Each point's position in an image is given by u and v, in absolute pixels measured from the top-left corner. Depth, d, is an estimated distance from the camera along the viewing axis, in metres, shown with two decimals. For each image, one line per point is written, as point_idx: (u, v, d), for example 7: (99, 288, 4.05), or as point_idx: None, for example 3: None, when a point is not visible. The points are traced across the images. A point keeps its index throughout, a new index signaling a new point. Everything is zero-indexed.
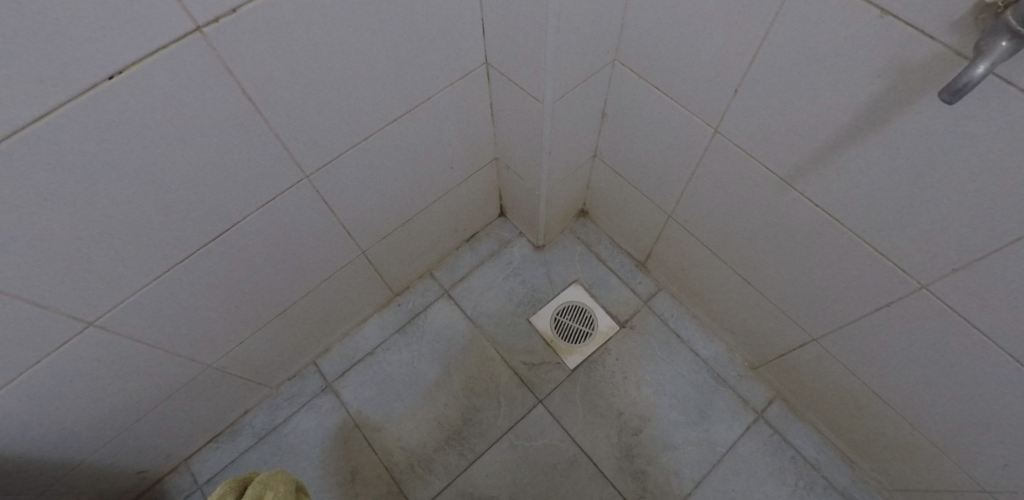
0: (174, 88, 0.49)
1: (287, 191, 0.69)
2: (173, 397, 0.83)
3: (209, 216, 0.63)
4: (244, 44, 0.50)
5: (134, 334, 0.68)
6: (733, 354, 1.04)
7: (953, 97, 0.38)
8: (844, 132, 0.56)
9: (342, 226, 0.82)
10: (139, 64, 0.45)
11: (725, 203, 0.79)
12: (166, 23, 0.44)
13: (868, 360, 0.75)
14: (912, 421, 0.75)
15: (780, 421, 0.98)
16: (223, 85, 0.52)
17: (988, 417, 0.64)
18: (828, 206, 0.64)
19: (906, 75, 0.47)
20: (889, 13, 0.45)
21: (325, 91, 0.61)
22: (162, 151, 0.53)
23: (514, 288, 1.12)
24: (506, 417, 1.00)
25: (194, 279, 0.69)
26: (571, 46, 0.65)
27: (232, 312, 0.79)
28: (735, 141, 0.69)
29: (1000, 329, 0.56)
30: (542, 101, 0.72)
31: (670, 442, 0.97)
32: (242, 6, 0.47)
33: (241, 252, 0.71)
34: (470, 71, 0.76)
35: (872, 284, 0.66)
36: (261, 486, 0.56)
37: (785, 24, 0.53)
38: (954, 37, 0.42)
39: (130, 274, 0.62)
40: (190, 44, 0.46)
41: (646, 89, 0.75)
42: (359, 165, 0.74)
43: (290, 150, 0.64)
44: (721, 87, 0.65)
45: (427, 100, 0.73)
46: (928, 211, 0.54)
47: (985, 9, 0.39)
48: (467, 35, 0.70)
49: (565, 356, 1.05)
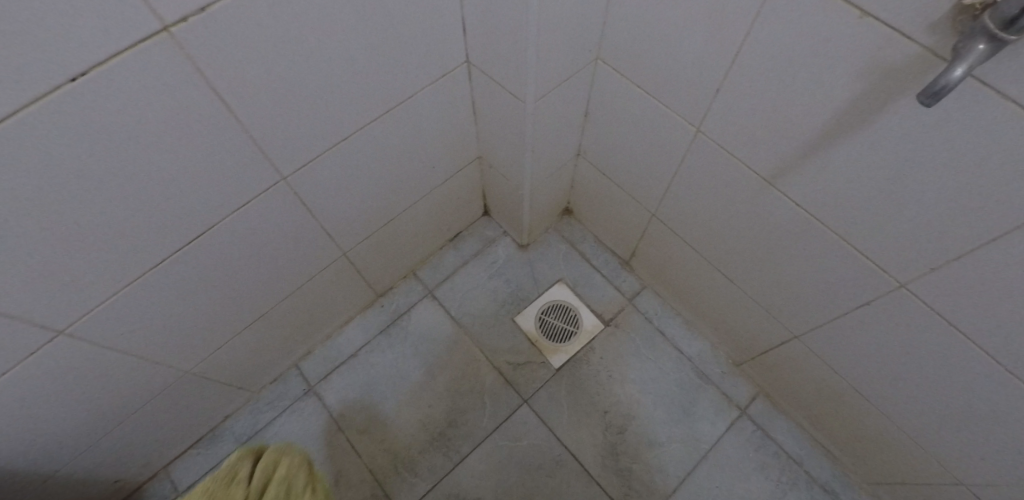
0: (141, 89, 0.47)
1: (263, 193, 0.67)
2: (150, 404, 0.81)
3: (183, 219, 0.62)
4: (215, 44, 0.48)
5: (107, 342, 0.66)
6: (717, 351, 1.04)
7: (930, 100, 0.38)
8: (824, 133, 0.56)
9: (322, 228, 0.81)
10: (104, 65, 0.43)
11: (707, 202, 0.79)
12: (131, 23, 0.42)
13: (848, 358, 0.76)
14: (891, 416, 0.76)
15: (763, 417, 0.99)
16: (193, 86, 0.50)
17: (965, 412, 0.65)
18: (809, 206, 0.64)
19: (884, 76, 0.47)
20: (869, 14, 0.44)
21: (301, 92, 0.59)
22: (130, 155, 0.51)
23: (499, 287, 1.11)
24: (491, 417, 1.00)
25: (168, 285, 0.67)
26: (553, 45, 0.64)
27: (210, 317, 0.77)
28: (717, 140, 0.69)
29: (977, 327, 0.56)
30: (525, 100, 0.71)
31: (655, 440, 0.98)
32: (212, 5, 0.45)
33: (217, 256, 0.70)
34: (451, 69, 0.75)
35: (852, 283, 0.66)
36: (275, 453, 0.64)
37: (766, 24, 0.52)
38: (932, 39, 0.42)
39: (100, 281, 0.60)
40: (158, 44, 0.45)
41: (629, 88, 0.74)
42: (339, 165, 0.73)
43: (265, 152, 0.62)
44: (703, 86, 0.64)
45: (407, 100, 0.72)
46: (906, 212, 0.54)
47: (964, 11, 0.38)
48: (448, 33, 0.68)
49: (550, 356, 1.05)
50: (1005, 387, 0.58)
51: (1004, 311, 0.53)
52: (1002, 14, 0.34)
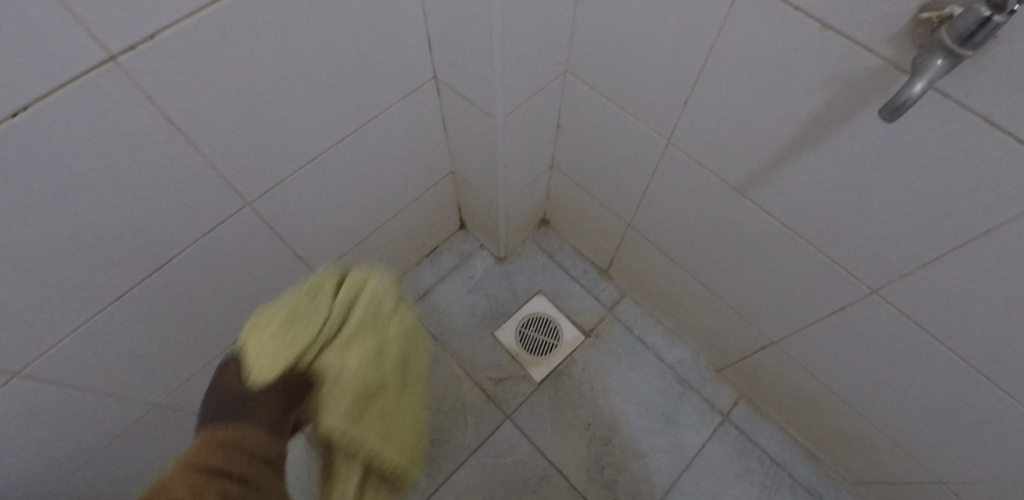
0: (92, 122, 0.45)
1: (227, 220, 0.66)
2: (120, 439, 0.79)
3: (143, 251, 0.60)
4: (167, 72, 0.46)
5: (69, 381, 0.64)
6: (698, 358, 1.05)
7: (891, 115, 0.38)
8: (789, 145, 0.56)
9: (292, 250, 0.79)
10: (47, 98, 0.41)
11: (680, 212, 0.79)
12: (75, 54, 0.40)
13: (824, 362, 0.76)
14: (869, 418, 0.77)
15: (746, 421, 1.00)
16: (147, 115, 0.48)
17: (939, 412, 0.66)
18: (778, 216, 0.64)
19: (845, 89, 0.47)
20: (829, 26, 0.45)
21: (263, 115, 0.58)
22: (82, 190, 0.49)
23: (478, 302, 1.11)
24: (474, 435, 0.99)
25: (132, 318, 0.65)
26: (519, 60, 0.64)
27: (179, 347, 0.75)
28: (686, 151, 0.69)
29: (947, 331, 0.57)
30: (494, 116, 0.71)
31: (639, 450, 0.98)
32: (160, 32, 0.43)
33: (183, 285, 0.68)
34: (419, 86, 0.74)
35: (824, 290, 0.67)
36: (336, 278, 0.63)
37: (728, 37, 0.52)
38: (892, 51, 0.42)
39: (58, 320, 0.57)
40: (105, 74, 0.42)
41: (598, 100, 0.75)
42: (306, 187, 0.72)
43: (228, 178, 0.61)
44: (671, 98, 0.64)
45: (375, 118, 0.71)
46: (872, 221, 0.55)
47: (921, 24, 0.39)
48: (413, 50, 0.68)
49: (532, 369, 1.05)
50: (976, 388, 0.59)
51: (972, 315, 0.54)
52: (958, 31, 0.34)
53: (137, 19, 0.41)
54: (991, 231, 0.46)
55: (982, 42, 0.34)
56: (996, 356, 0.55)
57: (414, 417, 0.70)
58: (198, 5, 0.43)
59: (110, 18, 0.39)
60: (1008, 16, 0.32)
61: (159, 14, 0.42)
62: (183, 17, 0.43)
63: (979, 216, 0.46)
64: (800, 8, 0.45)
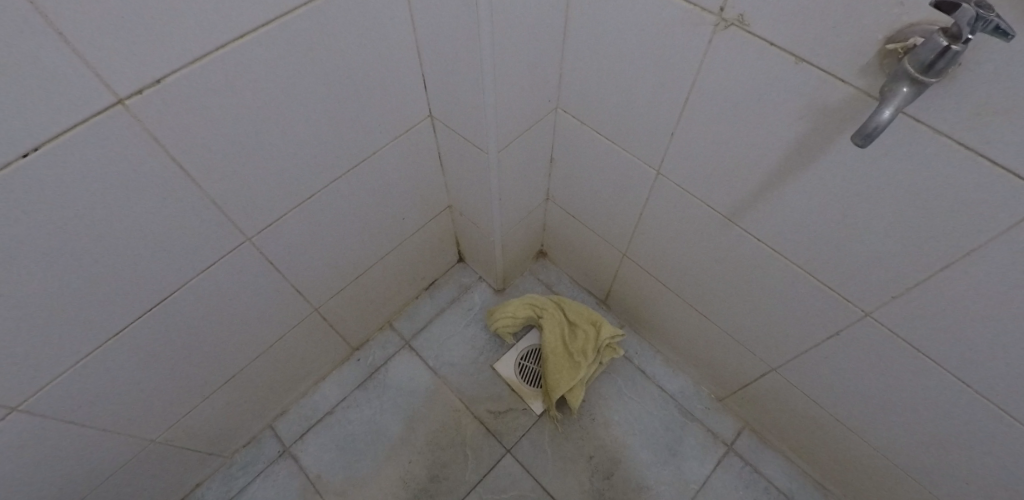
0: (99, 162, 0.47)
1: (228, 255, 0.67)
2: (114, 477, 0.78)
3: (141, 286, 0.61)
4: (171, 113, 0.48)
5: (65, 416, 0.64)
6: (699, 387, 1.04)
7: (864, 141, 0.38)
8: (772, 174, 0.58)
9: (291, 284, 0.81)
10: (56, 140, 0.43)
11: (672, 239, 0.80)
12: (83, 99, 0.42)
13: (824, 387, 0.76)
14: (874, 444, 0.76)
15: (751, 452, 0.98)
16: (153, 156, 0.50)
17: (947, 437, 0.65)
18: (769, 242, 0.65)
19: (822, 119, 0.49)
20: (803, 60, 0.47)
21: (262, 154, 0.60)
22: (86, 227, 0.50)
23: (478, 335, 1.12)
24: (474, 470, 0.98)
25: (131, 353, 0.66)
26: (510, 96, 0.66)
27: (177, 382, 0.75)
28: (676, 181, 0.71)
29: (941, 352, 0.57)
30: (486, 149, 0.73)
31: (644, 483, 0.96)
32: (167, 77, 0.46)
33: (182, 319, 0.68)
34: (414, 124, 0.77)
35: (818, 314, 0.67)
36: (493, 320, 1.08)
37: (709, 72, 0.55)
38: (862, 80, 0.44)
39: (58, 354, 0.58)
40: (112, 117, 0.45)
41: (589, 135, 0.77)
42: (304, 222, 0.73)
43: (228, 214, 0.62)
44: (659, 130, 0.66)
45: (372, 155, 0.74)
46: (859, 244, 0.56)
47: (889, 55, 0.41)
48: (408, 88, 0.71)
49: (531, 401, 1.04)
50: (979, 408, 0.58)
51: (965, 336, 0.54)
52: (920, 59, 0.36)
53: (145, 65, 0.43)
54: (973, 251, 0.47)
55: (944, 69, 0.36)
56: (993, 375, 0.54)
57: (581, 326, 1.04)
58: (203, 52, 0.46)
59: (117, 65, 0.42)
60: (966, 44, 0.33)
61: (166, 61, 0.44)
62: (188, 62, 0.46)
63: (961, 236, 0.47)
64: (774, 43, 0.48)
